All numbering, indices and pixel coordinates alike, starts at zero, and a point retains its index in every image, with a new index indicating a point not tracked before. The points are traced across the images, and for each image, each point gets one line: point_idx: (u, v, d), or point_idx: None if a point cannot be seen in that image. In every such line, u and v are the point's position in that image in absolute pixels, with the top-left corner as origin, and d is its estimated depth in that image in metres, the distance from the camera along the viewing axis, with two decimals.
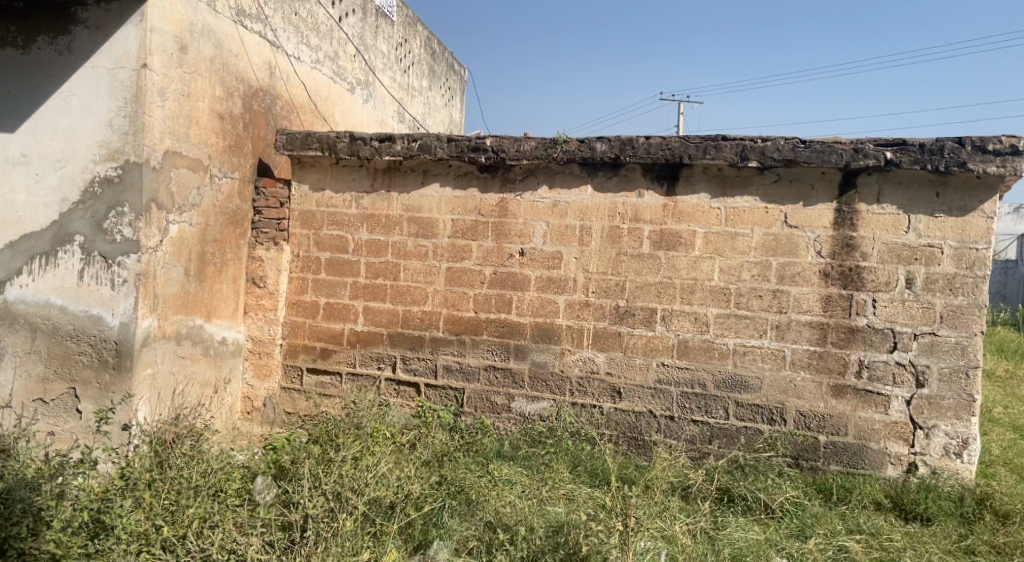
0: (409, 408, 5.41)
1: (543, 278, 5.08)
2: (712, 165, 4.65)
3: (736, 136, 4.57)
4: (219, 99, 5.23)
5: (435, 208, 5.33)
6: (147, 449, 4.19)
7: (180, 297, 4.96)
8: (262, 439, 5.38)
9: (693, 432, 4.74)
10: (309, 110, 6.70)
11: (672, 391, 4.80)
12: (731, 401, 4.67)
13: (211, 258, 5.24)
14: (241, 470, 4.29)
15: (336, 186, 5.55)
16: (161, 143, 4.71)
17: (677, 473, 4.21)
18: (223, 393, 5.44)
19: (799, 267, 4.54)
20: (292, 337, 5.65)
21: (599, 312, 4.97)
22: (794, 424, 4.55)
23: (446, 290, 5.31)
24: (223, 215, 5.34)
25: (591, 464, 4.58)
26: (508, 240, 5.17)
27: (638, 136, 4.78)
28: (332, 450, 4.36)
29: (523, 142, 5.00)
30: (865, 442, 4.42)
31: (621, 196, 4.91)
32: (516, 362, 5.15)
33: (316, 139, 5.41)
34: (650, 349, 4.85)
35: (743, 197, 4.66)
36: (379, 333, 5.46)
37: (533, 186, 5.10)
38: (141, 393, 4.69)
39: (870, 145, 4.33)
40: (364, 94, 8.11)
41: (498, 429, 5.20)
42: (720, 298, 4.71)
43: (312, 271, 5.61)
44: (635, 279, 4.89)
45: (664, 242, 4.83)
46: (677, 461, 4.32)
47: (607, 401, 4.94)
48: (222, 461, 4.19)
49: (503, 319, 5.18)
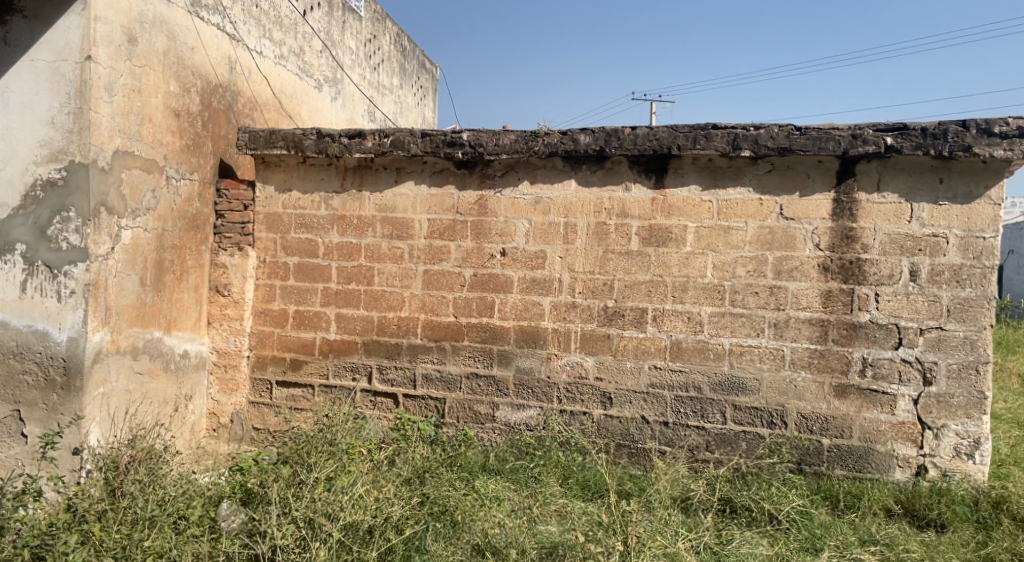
0: (387, 420, 5.10)
1: (527, 279, 4.80)
2: (702, 155, 4.41)
3: (727, 124, 4.33)
4: (174, 95, 4.89)
5: (410, 207, 5.03)
6: (99, 477, 3.86)
7: (135, 308, 4.61)
8: (229, 458, 5.04)
9: (689, 438, 4.49)
10: (274, 108, 6.36)
11: (665, 396, 4.54)
12: (729, 405, 4.42)
13: (170, 266, 4.89)
14: (204, 495, 3.97)
15: (303, 187, 5.22)
16: (110, 142, 4.36)
17: (678, 484, 3.95)
18: (186, 410, 5.08)
19: (797, 261, 4.30)
20: (260, 348, 5.31)
21: (586, 314, 4.70)
22: (796, 427, 4.30)
23: (423, 294, 5.01)
24: (182, 219, 4.99)
25: (581, 477, 4.30)
26: (487, 240, 4.88)
27: (624, 126, 4.53)
28: (304, 471, 4.04)
29: (502, 136, 4.73)
30: (871, 444, 4.19)
31: (607, 191, 4.66)
32: (499, 369, 4.86)
33: (281, 136, 5.09)
34: (641, 351, 4.59)
35: (736, 189, 4.42)
36: (353, 342, 5.14)
37: (514, 182, 4.84)
38: (93, 414, 4.33)
39: (870, 130, 4.10)
40: (332, 91, 7.77)
41: (483, 440, 4.90)
42: (715, 296, 4.46)
43: (280, 277, 5.27)
44: (624, 278, 4.63)
45: (654, 238, 4.58)
46: (676, 471, 4.05)
47: (597, 408, 4.67)
48: (180, 490, 3.83)
49: (485, 324, 4.89)
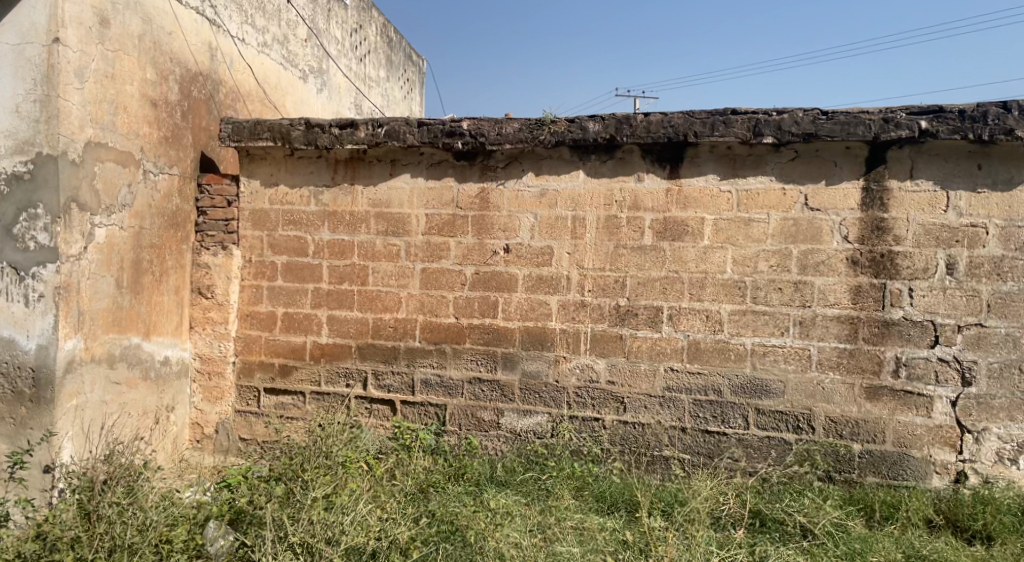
0: (384, 429, 4.78)
1: (533, 277, 4.51)
2: (720, 142, 4.14)
3: (747, 109, 4.07)
4: (151, 83, 4.55)
5: (406, 202, 4.72)
6: (72, 501, 3.54)
7: (111, 312, 4.27)
8: (215, 473, 4.70)
9: (709, 445, 4.22)
10: (257, 98, 6.01)
11: (683, 400, 4.27)
12: (751, 409, 4.15)
13: (148, 266, 4.55)
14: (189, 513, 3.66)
15: (292, 180, 4.89)
16: (82, 133, 4.03)
17: (716, 501, 3.69)
18: (167, 422, 4.74)
19: (823, 254, 4.03)
20: (246, 354, 4.97)
21: (596, 313, 4.41)
22: (823, 432, 4.04)
23: (421, 294, 4.69)
24: (161, 216, 4.65)
25: (596, 488, 4.01)
26: (490, 235, 4.58)
27: (636, 113, 4.25)
28: (299, 489, 3.74)
29: (505, 124, 4.45)
30: (905, 449, 3.93)
31: (618, 181, 4.37)
32: (504, 373, 4.56)
33: (267, 127, 4.76)
34: (656, 352, 4.31)
35: (756, 178, 4.15)
36: (347, 346, 4.81)
37: (517, 174, 4.54)
38: (66, 428, 3.99)
39: (903, 113, 3.84)
40: (317, 82, 7.42)
41: (488, 449, 4.60)
42: (735, 292, 4.18)
43: (267, 278, 4.94)
44: (636, 274, 4.35)
45: (669, 232, 4.29)
46: (714, 487, 3.76)
47: (610, 413, 4.38)
48: (163, 511, 3.55)
49: (488, 325, 4.59)
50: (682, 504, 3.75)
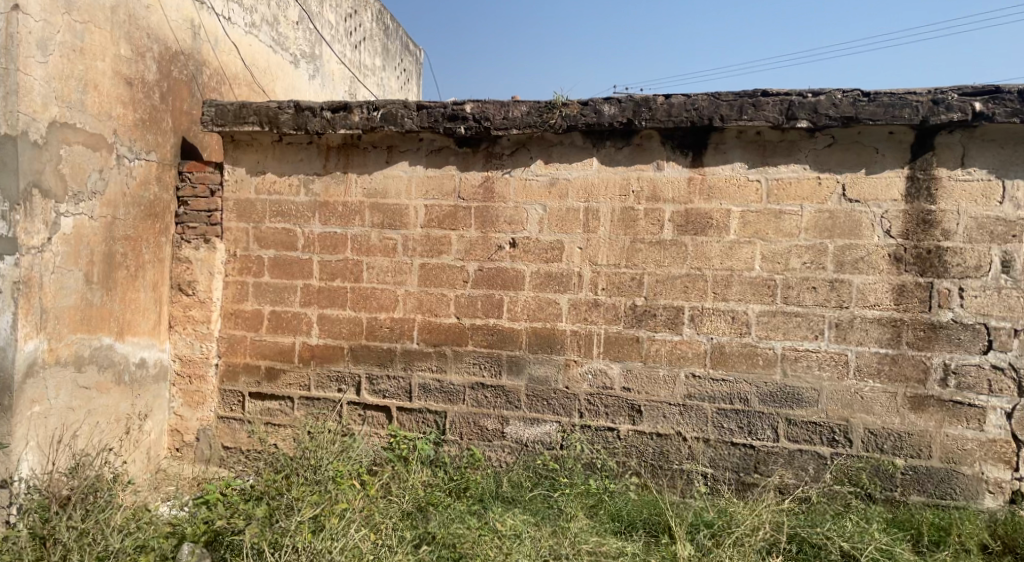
0: (379, 438, 4.40)
1: (542, 274, 4.14)
2: (749, 127, 3.79)
3: (779, 91, 3.71)
4: (125, 60, 4.18)
5: (404, 192, 4.34)
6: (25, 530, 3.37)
7: (79, 310, 3.92)
8: (195, 486, 4.34)
9: (735, 458, 3.86)
10: (244, 82, 5.62)
11: (705, 409, 3.91)
12: (781, 420, 3.79)
13: (122, 261, 4.20)
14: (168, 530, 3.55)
15: (280, 168, 4.52)
16: (45, 111, 3.69)
17: (759, 528, 3.32)
18: (142, 430, 4.37)
19: (862, 250, 3.67)
20: (230, 356, 4.59)
21: (611, 314, 4.05)
22: (861, 445, 3.68)
23: (420, 293, 4.32)
24: (137, 206, 4.29)
25: (612, 507, 3.67)
26: (495, 228, 4.22)
27: (656, 95, 3.90)
28: (283, 511, 3.43)
29: (512, 107, 4.09)
30: (954, 465, 3.58)
31: (635, 170, 4.02)
32: (509, 378, 4.20)
33: (253, 110, 4.39)
34: (676, 356, 3.95)
35: (789, 167, 3.79)
36: (339, 348, 4.44)
37: (525, 162, 4.18)
38: (26, 438, 3.65)
39: (954, 94, 3.49)
40: (310, 68, 7.03)
41: (492, 461, 4.23)
42: (764, 292, 3.82)
43: (252, 274, 4.55)
44: (655, 271, 3.99)
45: (691, 225, 3.94)
46: (762, 510, 3.41)
47: (624, 422, 4.03)
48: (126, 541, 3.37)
49: (492, 326, 4.22)
50: (724, 531, 3.39)
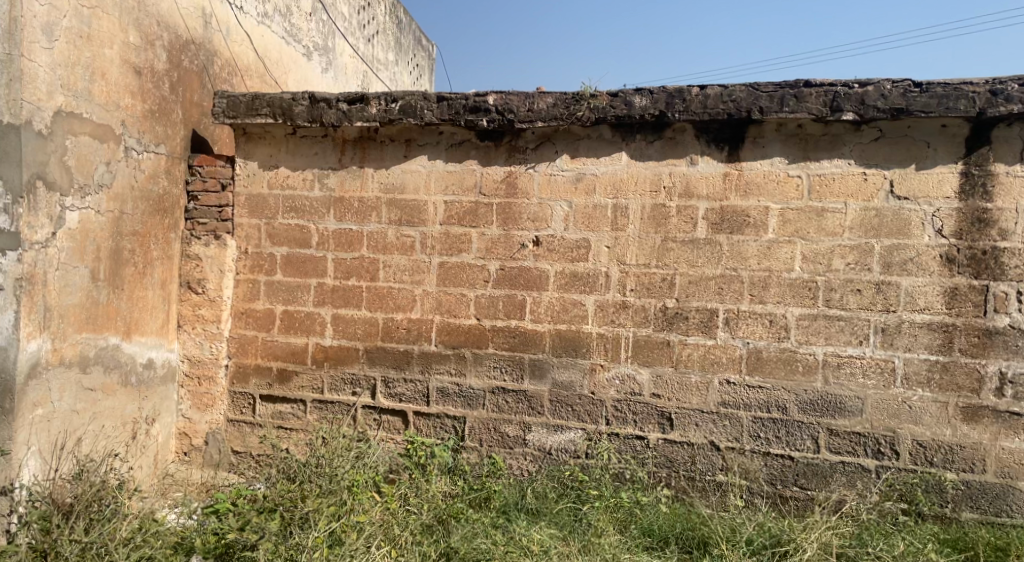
0: (395, 444, 4.21)
1: (567, 274, 3.94)
2: (790, 120, 3.59)
3: (822, 81, 3.51)
4: (134, 48, 4.00)
5: (423, 187, 4.15)
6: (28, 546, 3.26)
7: (84, 309, 3.74)
8: (204, 492, 4.16)
9: (772, 470, 3.66)
10: (256, 74, 5.44)
11: (741, 418, 3.71)
12: (822, 429, 3.59)
13: (129, 257, 4.02)
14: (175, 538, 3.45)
15: (294, 162, 4.33)
16: (50, 100, 3.52)
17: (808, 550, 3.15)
18: (149, 434, 4.20)
19: (911, 251, 3.48)
20: (241, 356, 4.41)
21: (640, 316, 3.84)
22: (909, 458, 3.49)
23: (439, 293, 4.13)
24: (145, 200, 4.11)
25: (644, 521, 3.48)
26: (518, 226, 4.02)
27: (690, 86, 3.71)
28: (298, 527, 3.28)
29: (537, 98, 3.90)
30: (1010, 481, 3.40)
31: (667, 165, 3.82)
32: (532, 383, 4.00)
33: (266, 101, 4.21)
34: (710, 362, 3.75)
35: (832, 162, 3.59)
36: (353, 350, 4.25)
37: (550, 156, 3.99)
38: (29, 442, 3.47)
39: (1013, 85, 3.32)
40: (322, 61, 6.85)
41: (512, 470, 4.03)
42: (805, 294, 3.62)
43: (265, 272, 4.37)
44: (688, 272, 3.78)
45: (726, 223, 3.73)
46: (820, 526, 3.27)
47: (654, 431, 3.83)
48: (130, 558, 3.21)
49: (514, 328, 4.02)
50: (771, 551, 3.25)
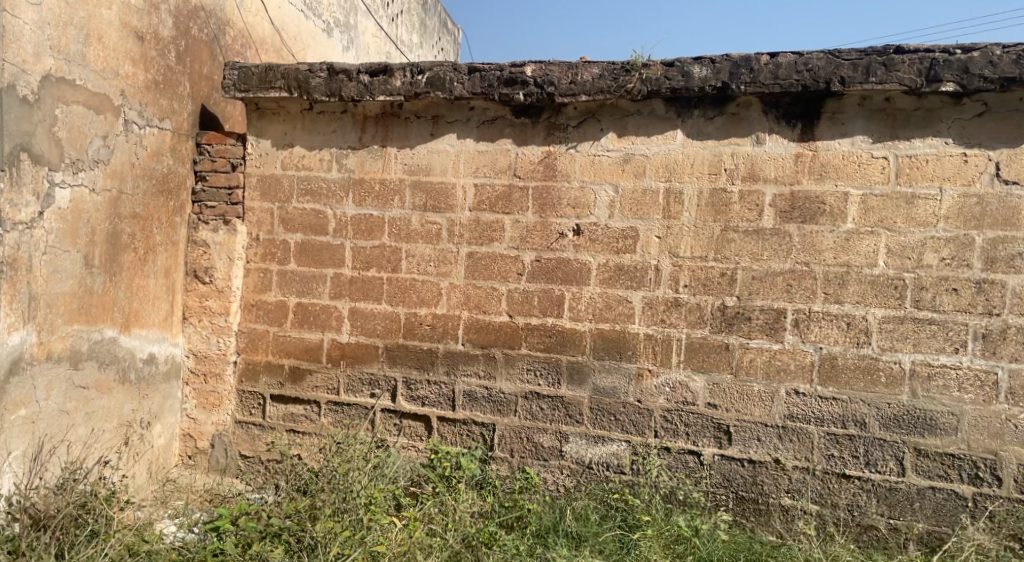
0: (416, 452, 3.79)
1: (612, 267, 3.49)
2: (877, 92, 3.12)
3: (917, 46, 3.05)
4: (137, 10, 3.61)
5: (451, 169, 3.72)
6: None
7: (76, 298, 3.36)
8: (206, 501, 3.75)
9: (848, 494, 3.21)
10: (271, 47, 5.04)
11: (811, 434, 3.25)
12: (908, 450, 3.14)
13: (129, 242, 3.63)
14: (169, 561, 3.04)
15: (309, 140, 3.92)
16: (38, 63, 3.12)
17: None
18: (148, 438, 3.81)
19: (1020, 245, 3.03)
20: (250, 353, 4.01)
21: (695, 316, 3.39)
22: (1013, 485, 3.05)
23: (467, 285, 3.70)
24: (147, 180, 3.72)
25: (701, 553, 3.05)
26: (557, 212, 3.58)
27: (758, 53, 3.25)
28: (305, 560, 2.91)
29: (582, 69, 3.45)
30: None
31: (730, 144, 3.36)
32: (570, 388, 3.56)
33: (281, 72, 3.80)
34: (776, 369, 3.29)
35: (925, 141, 3.12)
36: (372, 347, 3.83)
37: (595, 135, 3.54)
38: (8, 447, 3.09)
39: None
40: (343, 38, 6.44)
41: (547, 484, 3.60)
42: (890, 294, 3.15)
43: (277, 260, 3.97)
44: (752, 266, 3.32)
45: (798, 211, 3.26)
46: None
47: (710, 446, 3.38)
48: None
49: (550, 327, 3.58)
50: None
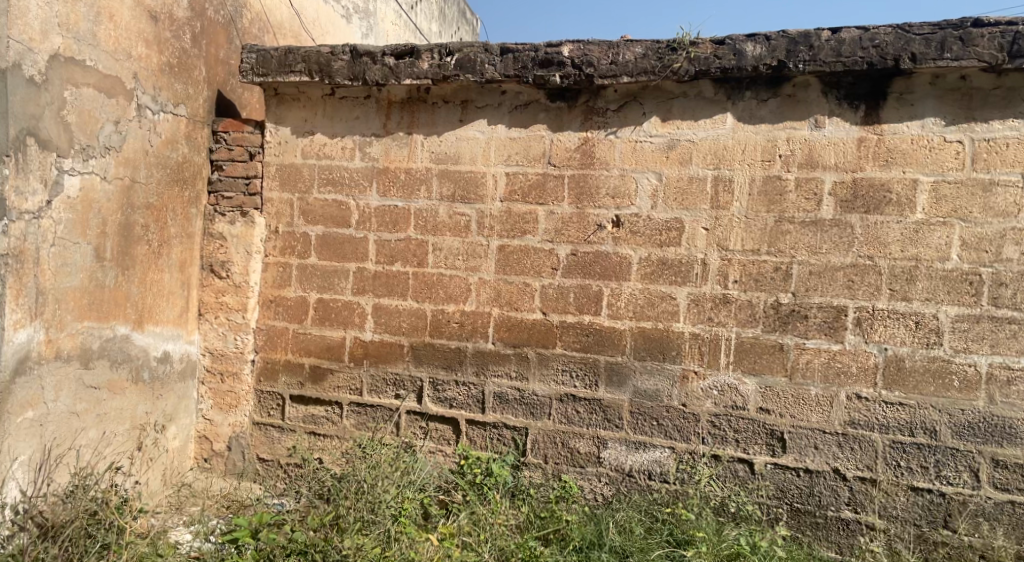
0: (444, 457, 3.56)
1: (656, 261, 3.25)
2: (951, 70, 2.86)
3: (997, 19, 2.80)
4: None
5: (480, 157, 3.49)
6: None
7: (86, 293, 3.16)
8: (224, 508, 3.53)
9: (916, 507, 2.96)
10: (289, 32, 4.81)
11: (875, 442, 3.00)
12: (984, 460, 2.90)
13: (142, 234, 3.43)
14: None
15: (331, 127, 3.70)
16: (45, 41, 2.92)
17: None
18: (162, 442, 3.61)
19: None
20: (269, 351, 3.80)
21: (745, 314, 3.14)
22: None
23: (498, 281, 3.46)
24: (161, 169, 3.52)
25: None
26: (596, 202, 3.33)
27: (818, 29, 2.99)
28: None
29: (623, 49, 3.21)
30: None
31: (786, 129, 3.10)
32: (609, 391, 3.32)
33: (302, 55, 3.58)
34: (835, 372, 3.04)
35: (1005, 123, 2.86)
36: (397, 346, 3.61)
37: (637, 119, 3.29)
38: (15, 453, 2.90)
39: None
40: (362, 24, 6.22)
41: (585, 493, 3.36)
42: (963, 289, 2.90)
43: (297, 254, 3.75)
44: (810, 260, 3.06)
45: (861, 201, 3.00)
46: None
47: (762, 455, 3.13)
48: None
49: (588, 325, 3.34)
50: None
